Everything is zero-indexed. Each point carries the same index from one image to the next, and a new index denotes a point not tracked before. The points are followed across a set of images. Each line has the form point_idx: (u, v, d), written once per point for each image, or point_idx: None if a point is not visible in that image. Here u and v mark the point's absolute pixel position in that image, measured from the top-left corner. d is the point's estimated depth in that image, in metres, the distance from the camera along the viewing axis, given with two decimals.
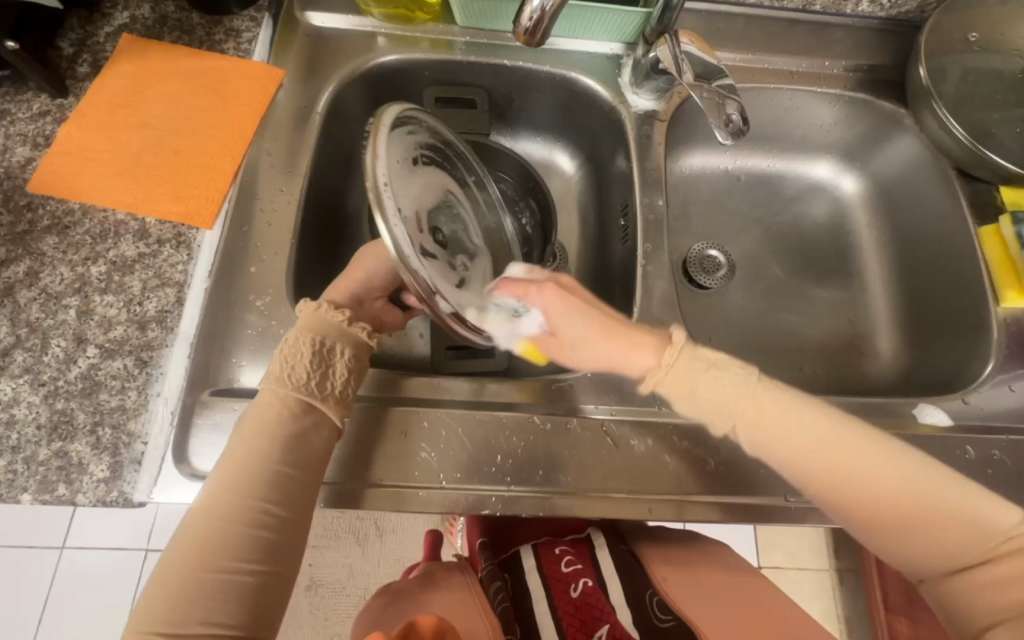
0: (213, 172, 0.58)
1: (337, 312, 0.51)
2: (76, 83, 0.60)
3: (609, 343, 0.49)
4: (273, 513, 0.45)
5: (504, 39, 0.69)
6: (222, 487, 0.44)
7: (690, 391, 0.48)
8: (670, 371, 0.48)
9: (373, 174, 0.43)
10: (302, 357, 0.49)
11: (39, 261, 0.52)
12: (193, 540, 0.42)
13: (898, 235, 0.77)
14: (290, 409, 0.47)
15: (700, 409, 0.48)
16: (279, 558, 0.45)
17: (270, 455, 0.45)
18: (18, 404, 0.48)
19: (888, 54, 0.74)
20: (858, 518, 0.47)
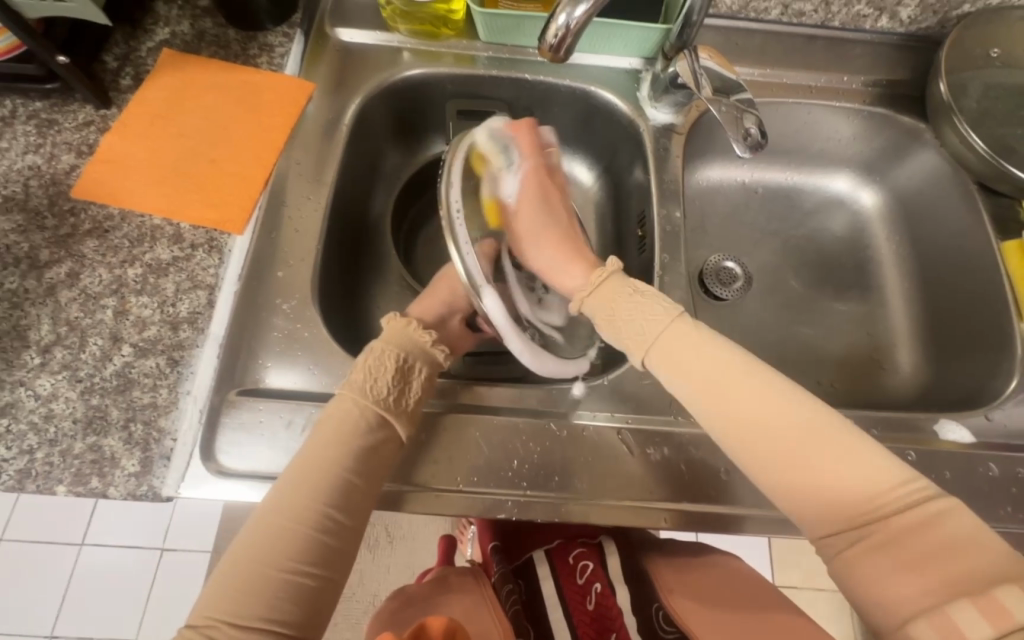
0: (245, 180, 0.60)
1: (422, 331, 0.55)
2: (118, 94, 0.63)
3: (556, 251, 0.63)
4: (335, 518, 0.46)
5: (526, 54, 0.71)
6: (293, 490, 0.46)
7: (621, 311, 0.53)
8: (598, 290, 0.55)
9: (448, 205, 0.58)
10: (385, 371, 0.51)
11: (80, 263, 0.55)
12: (262, 539, 0.44)
13: (918, 249, 0.77)
14: (367, 419, 0.49)
15: (616, 327, 0.53)
16: (335, 563, 0.45)
17: (342, 462, 0.47)
18: (57, 398, 0.50)
19: (908, 69, 0.75)
20: (748, 454, 0.46)
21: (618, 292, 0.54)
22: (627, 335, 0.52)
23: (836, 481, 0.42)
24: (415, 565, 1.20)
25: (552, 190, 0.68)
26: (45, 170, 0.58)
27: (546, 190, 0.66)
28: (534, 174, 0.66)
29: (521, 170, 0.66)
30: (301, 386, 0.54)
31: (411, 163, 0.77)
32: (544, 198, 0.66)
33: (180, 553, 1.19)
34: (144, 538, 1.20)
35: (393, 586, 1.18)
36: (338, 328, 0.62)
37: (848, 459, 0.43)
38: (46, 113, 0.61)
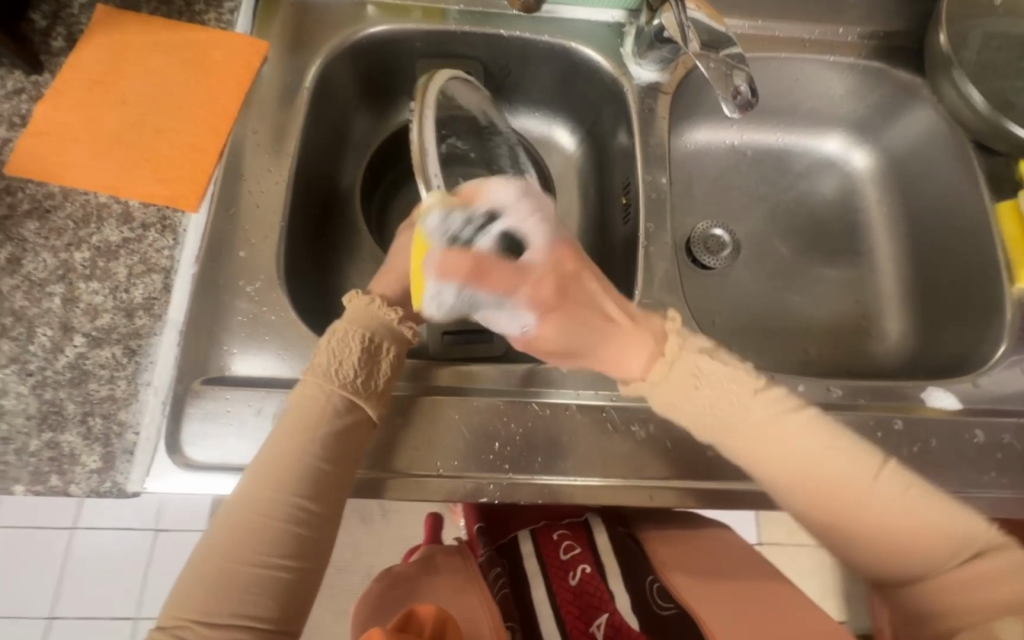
0: (196, 152, 0.55)
1: (387, 309, 0.52)
2: (51, 58, 0.57)
3: (606, 333, 0.48)
4: (306, 509, 0.45)
5: (500, 7, 0.66)
6: (258, 482, 0.44)
7: (700, 402, 0.47)
8: (666, 373, 0.48)
9: (423, 167, 0.52)
10: (351, 352, 0.49)
11: (21, 247, 0.51)
12: (232, 534, 0.43)
13: (911, 211, 0.74)
14: (334, 405, 0.47)
15: (692, 412, 0.47)
16: (312, 555, 0.45)
17: (309, 451, 0.45)
18: (7, 394, 0.47)
19: (906, 19, 0.70)
20: (847, 535, 0.45)
21: (691, 377, 0.47)
22: (712, 426, 0.47)
23: (924, 540, 0.44)
24: (407, 538, 1.21)
25: (572, 296, 0.48)
26: None
27: (560, 310, 0.47)
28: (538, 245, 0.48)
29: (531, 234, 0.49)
30: (271, 372, 0.52)
31: (381, 130, 0.71)
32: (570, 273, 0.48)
33: (171, 534, 1.19)
34: (134, 520, 1.19)
35: (387, 559, 1.20)
36: (308, 309, 0.59)
37: (921, 517, 0.44)
38: None
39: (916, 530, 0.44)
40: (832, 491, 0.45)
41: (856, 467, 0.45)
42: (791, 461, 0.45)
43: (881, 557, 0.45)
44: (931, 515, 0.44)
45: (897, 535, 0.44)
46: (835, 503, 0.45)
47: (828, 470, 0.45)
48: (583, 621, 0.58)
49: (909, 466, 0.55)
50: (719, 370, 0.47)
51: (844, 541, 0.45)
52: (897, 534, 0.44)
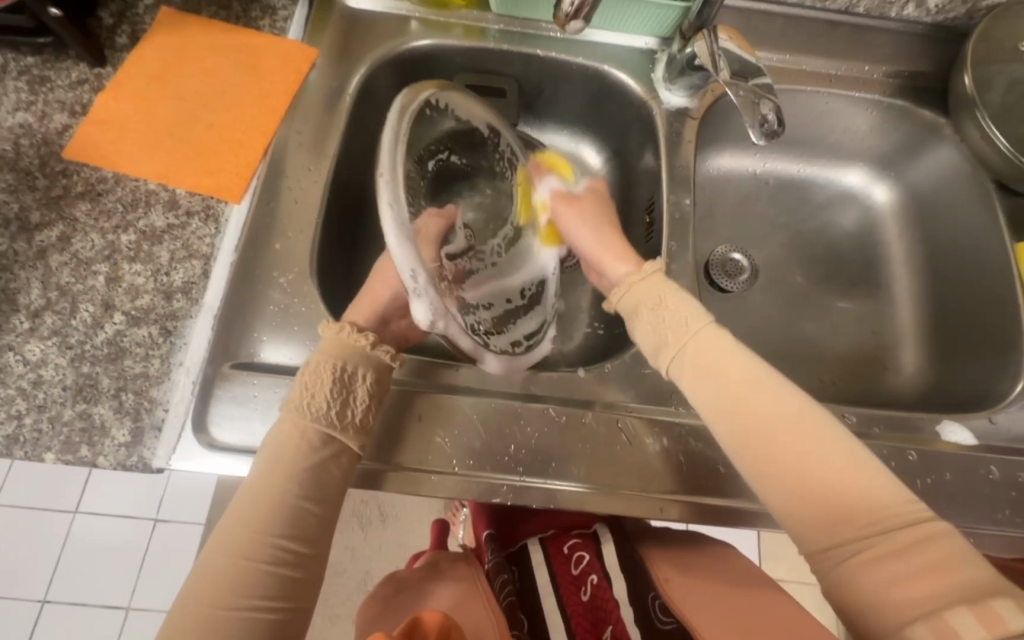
0: (243, 147, 0.58)
1: (358, 335, 0.50)
2: (114, 52, 0.61)
3: (605, 233, 0.62)
4: (287, 549, 0.45)
5: (538, 28, 0.69)
6: (239, 523, 0.45)
7: (654, 317, 0.52)
8: (633, 287, 0.55)
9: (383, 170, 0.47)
10: (324, 385, 0.48)
11: (71, 227, 0.53)
12: (214, 576, 0.43)
13: (930, 247, 0.75)
14: (310, 442, 0.47)
15: (650, 328, 0.52)
16: (296, 594, 0.45)
17: (289, 488, 0.46)
18: (46, 365, 0.49)
19: (932, 61, 0.72)
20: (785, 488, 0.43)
21: (653, 296, 0.54)
22: (654, 339, 0.52)
23: (862, 508, 0.42)
24: (407, 544, 1.21)
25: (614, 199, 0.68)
26: (36, 128, 0.56)
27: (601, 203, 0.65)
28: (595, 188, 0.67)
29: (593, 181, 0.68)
30: (297, 361, 0.53)
31: None
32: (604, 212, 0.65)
33: (173, 524, 1.20)
34: (137, 508, 1.20)
35: (385, 565, 1.19)
36: (335, 304, 0.61)
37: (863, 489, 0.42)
38: (38, 70, 0.58)
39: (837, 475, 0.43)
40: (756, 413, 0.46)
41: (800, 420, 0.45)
42: (719, 375, 0.48)
43: (792, 489, 0.43)
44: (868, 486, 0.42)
45: (816, 474, 0.43)
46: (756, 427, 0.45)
47: (759, 393, 0.46)
48: (592, 634, 0.59)
49: (923, 498, 0.55)
50: (683, 303, 0.52)
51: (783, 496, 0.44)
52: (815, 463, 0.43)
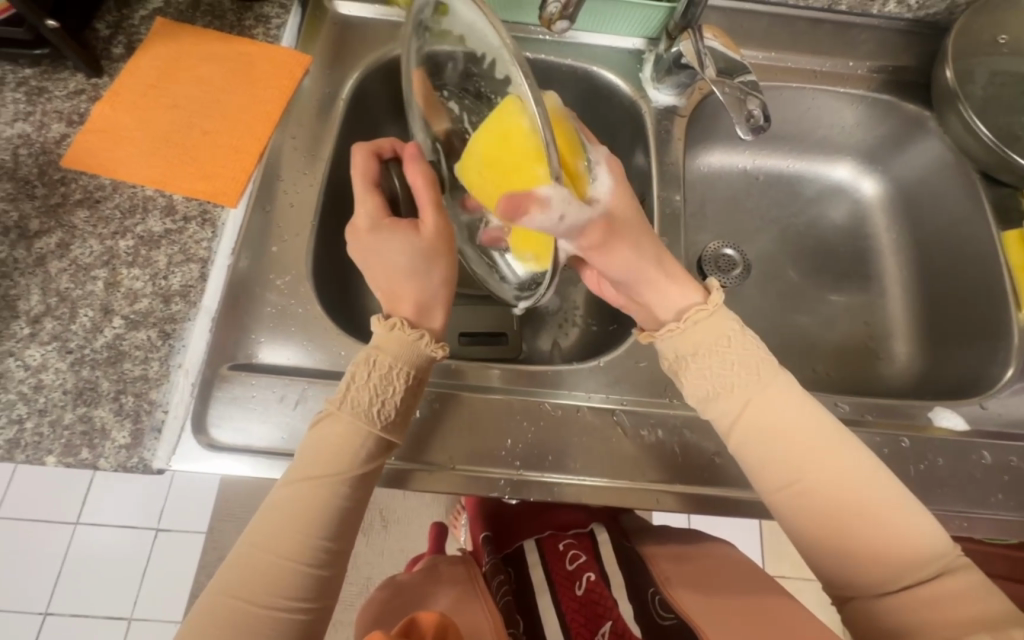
0: (238, 153, 0.59)
1: (434, 344, 0.49)
2: (110, 63, 0.62)
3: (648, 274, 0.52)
4: (330, 548, 0.45)
5: (527, 31, 0.70)
6: (287, 522, 0.44)
7: (715, 366, 0.49)
8: (683, 332, 0.51)
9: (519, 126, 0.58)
10: (395, 391, 0.48)
11: (70, 233, 0.54)
12: (252, 572, 0.43)
13: (920, 237, 0.76)
14: (369, 444, 0.47)
15: (709, 377, 0.49)
16: (328, 595, 0.45)
17: (340, 488, 0.46)
18: (47, 370, 0.49)
19: (915, 56, 0.74)
20: (838, 542, 0.44)
21: (720, 338, 0.50)
22: (709, 392, 0.49)
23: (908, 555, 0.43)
24: (408, 548, 1.21)
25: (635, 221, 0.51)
26: (34, 138, 0.57)
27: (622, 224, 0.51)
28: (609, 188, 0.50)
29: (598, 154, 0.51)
30: (295, 362, 0.54)
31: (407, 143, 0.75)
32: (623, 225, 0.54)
33: (173, 533, 1.20)
34: (140, 518, 1.20)
35: (387, 571, 1.19)
36: (333, 303, 0.61)
37: (910, 536, 0.44)
38: (36, 81, 0.59)
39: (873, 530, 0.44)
40: (805, 462, 0.46)
41: (852, 474, 0.45)
42: (782, 433, 0.47)
43: (845, 546, 0.44)
44: (914, 532, 0.44)
45: (872, 530, 0.44)
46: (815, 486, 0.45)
47: (821, 452, 0.46)
48: (588, 628, 0.56)
49: (916, 484, 0.55)
50: (739, 348, 0.50)
51: (834, 549, 0.45)
52: (853, 516, 0.44)
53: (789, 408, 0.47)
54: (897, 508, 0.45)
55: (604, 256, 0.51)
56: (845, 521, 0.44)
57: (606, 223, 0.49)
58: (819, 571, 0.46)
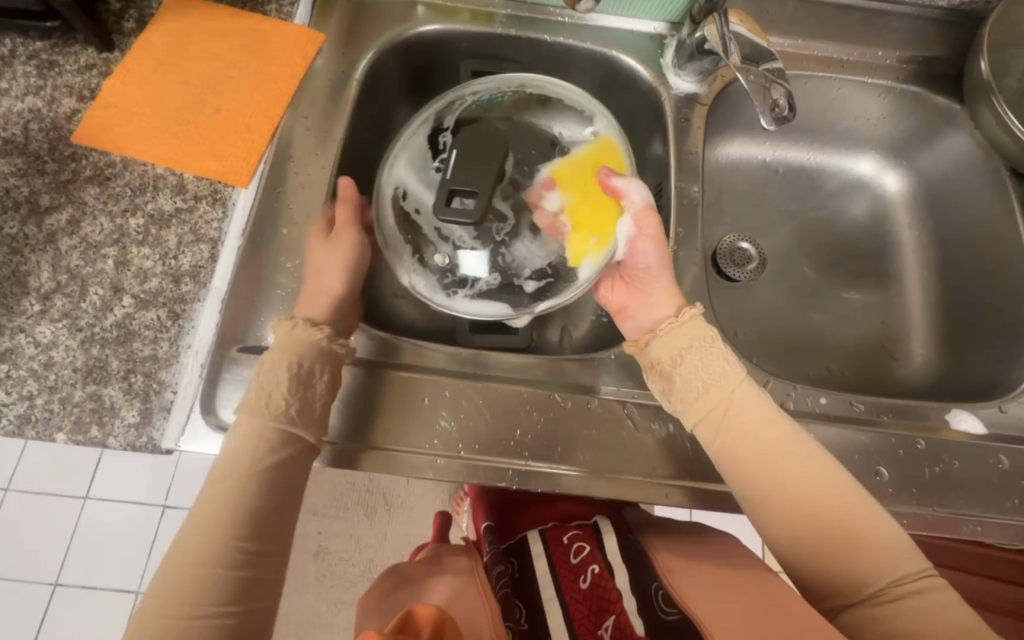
0: (250, 132, 0.58)
1: (312, 328, 0.49)
2: (122, 37, 0.61)
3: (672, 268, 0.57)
4: (247, 549, 0.44)
5: (546, 12, 0.68)
6: (201, 529, 0.44)
7: (689, 366, 0.51)
8: (671, 329, 0.53)
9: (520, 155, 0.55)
10: (280, 384, 0.47)
11: (81, 210, 0.53)
12: (171, 580, 0.43)
13: (944, 236, 0.74)
14: (269, 440, 0.46)
15: (684, 378, 0.51)
16: (258, 597, 0.45)
17: (246, 489, 0.45)
18: (57, 347, 0.49)
19: (947, 46, 0.71)
20: (812, 541, 0.46)
21: (693, 341, 0.52)
22: (686, 396, 0.51)
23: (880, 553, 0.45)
24: (411, 533, 1.22)
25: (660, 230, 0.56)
26: (46, 113, 0.56)
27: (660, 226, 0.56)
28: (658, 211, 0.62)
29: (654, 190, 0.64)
30: None
31: None
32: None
33: (180, 510, 1.21)
34: (147, 495, 1.22)
35: (389, 554, 1.20)
36: None
37: (880, 534, 0.46)
38: (47, 54, 0.59)
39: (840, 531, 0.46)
40: (775, 460, 0.48)
41: (820, 474, 0.47)
42: (751, 434, 0.49)
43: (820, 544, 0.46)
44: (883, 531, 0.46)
45: (843, 528, 0.46)
46: (786, 487, 0.47)
47: (789, 453, 0.48)
48: (591, 622, 0.55)
49: (931, 487, 0.54)
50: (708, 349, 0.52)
51: (808, 548, 0.46)
52: (821, 518, 0.46)
53: (758, 415, 0.49)
54: (862, 508, 0.47)
55: (648, 243, 0.55)
56: (817, 520, 0.46)
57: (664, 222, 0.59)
58: (798, 574, 0.47)
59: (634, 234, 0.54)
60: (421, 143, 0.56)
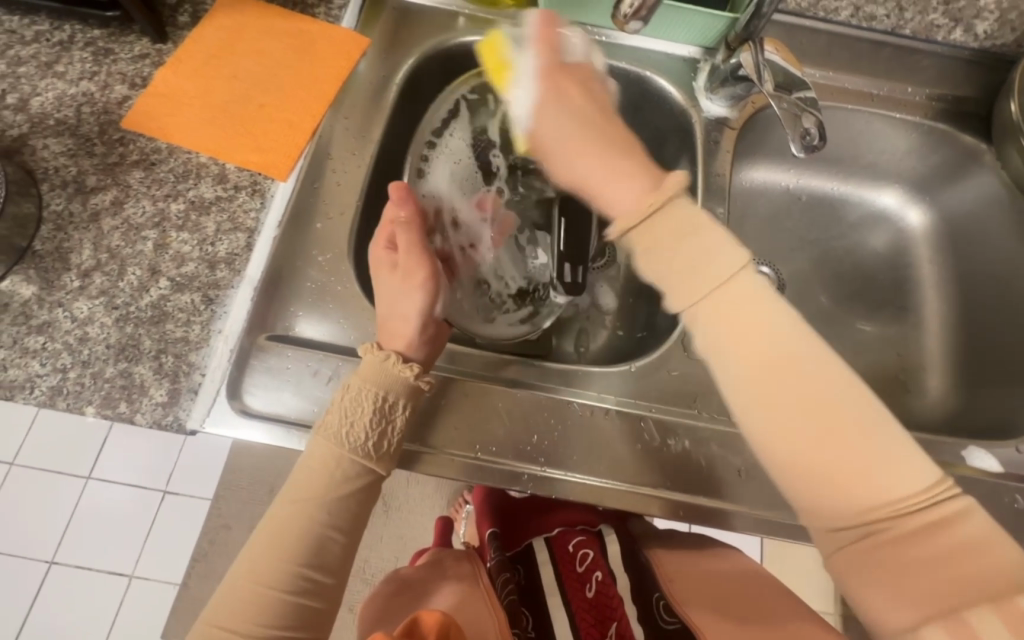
0: (292, 129, 0.60)
1: (401, 365, 0.49)
2: (176, 30, 0.63)
3: (572, 153, 0.49)
4: (312, 578, 0.46)
5: (584, 30, 0.70)
6: (267, 552, 0.45)
7: (668, 249, 0.43)
8: (648, 216, 0.44)
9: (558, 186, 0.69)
10: (363, 414, 0.47)
11: (125, 192, 0.55)
12: (237, 601, 0.44)
13: (966, 272, 0.75)
14: (345, 469, 0.47)
15: (655, 267, 0.43)
16: (316, 624, 0.46)
17: (319, 518, 0.47)
18: (93, 323, 0.50)
19: (977, 86, 0.72)
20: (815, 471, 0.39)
21: (680, 227, 0.43)
22: (674, 283, 0.43)
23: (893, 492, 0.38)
24: (409, 534, 1.22)
25: (573, 86, 0.51)
26: (98, 98, 0.58)
27: (564, 88, 0.51)
28: (556, 64, 0.52)
29: (536, 35, 0.53)
30: (328, 338, 0.54)
31: None
32: (602, 79, 0.54)
33: (181, 496, 1.22)
34: (150, 478, 1.23)
35: (385, 553, 1.20)
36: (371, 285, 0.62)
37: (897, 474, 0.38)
38: (103, 42, 0.61)
39: (845, 468, 0.38)
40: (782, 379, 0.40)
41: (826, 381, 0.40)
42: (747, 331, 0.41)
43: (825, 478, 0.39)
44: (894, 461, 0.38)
45: (846, 455, 0.39)
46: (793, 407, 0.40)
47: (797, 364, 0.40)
48: (598, 629, 0.55)
49: None
50: (703, 228, 0.43)
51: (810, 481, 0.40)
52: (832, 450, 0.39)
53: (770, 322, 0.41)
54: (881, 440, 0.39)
55: (553, 117, 0.50)
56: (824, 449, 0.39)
57: (537, 105, 0.51)
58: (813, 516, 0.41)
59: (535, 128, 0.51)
60: (468, 160, 0.68)
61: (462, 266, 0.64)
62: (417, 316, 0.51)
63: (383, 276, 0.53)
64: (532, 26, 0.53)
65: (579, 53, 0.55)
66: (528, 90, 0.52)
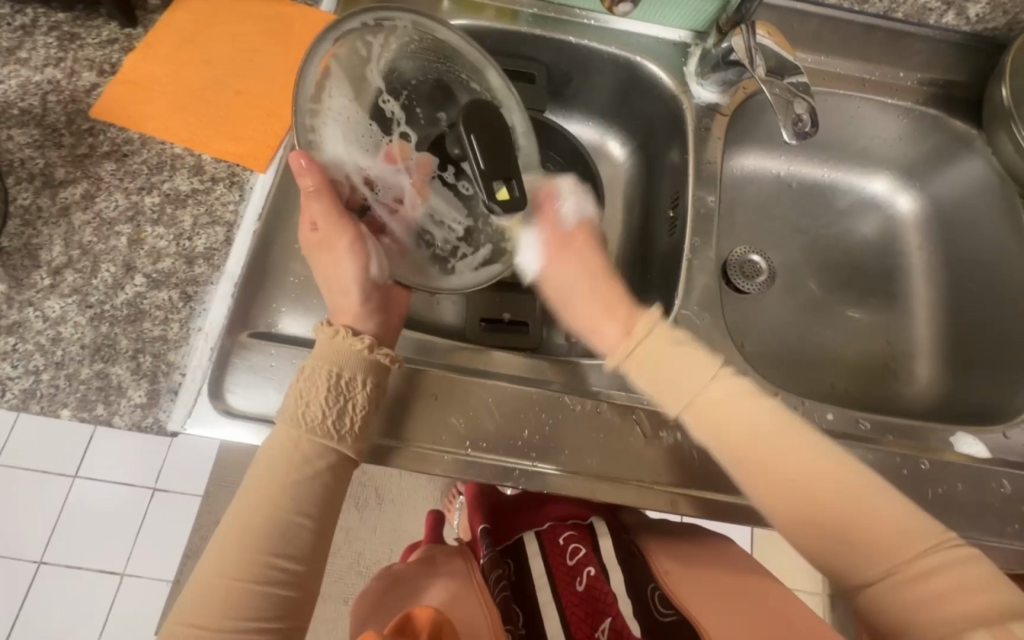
0: (271, 117, 0.58)
1: (353, 339, 0.48)
2: (146, 14, 0.60)
3: (575, 312, 0.58)
4: (283, 567, 0.45)
5: (572, 14, 0.68)
6: (236, 543, 0.45)
7: (653, 368, 0.49)
8: (640, 347, 0.50)
9: (488, 85, 0.54)
10: (318, 393, 0.47)
11: (96, 185, 0.53)
12: (207, 594, 0.44)
13: (955, 259, 0.75)
14: (306, 452, 0.47)
15: (661, 387, 0.49)
16: (292, 613, 0.46)
17: (285, 506, 0.46)
18: (66, 322, 0.49)
19: (968, 71, 0.71)
20: (834, 539, 0.44)
21: (664, 349, 0.49)
22: (670, 394, 0.49)
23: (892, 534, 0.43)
24: (402, 526, 1.22)
25: (579, 240, 0.60)
26: (64, 85, 0.56)
27: (574, 256, 0.59)
28: (555, 223, 0.59)
29: (540, 197, 0.57)
30: (306, 334, 0.52)
31: None
32: (596, 231, 0.61)
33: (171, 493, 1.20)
34: None
35: (379, 545, 1.20)
36: None
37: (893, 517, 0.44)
38: (68, 26, 0.58)
39: (853, 519, 0.43)
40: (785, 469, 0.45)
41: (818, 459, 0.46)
42: (745, 434, 0.47)
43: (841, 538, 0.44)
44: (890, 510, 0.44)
45: (854, 517, 0.44)
46: (800, 494, 0.45)
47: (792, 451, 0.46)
48: (589, 624, 0.55)
49: (934, 509, 0.55)
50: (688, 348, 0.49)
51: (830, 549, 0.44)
52: (840, 511, 0.44)
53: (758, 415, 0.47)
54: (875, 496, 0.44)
55: (565, 263, 0.59)
56: (835, 519, 0.44)
57: (550, 264, 0.59)
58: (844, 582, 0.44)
59: (545, 257, 0.59)
60: (358, 114, 0.50)
61: (395, 226, 0.52)
62: (356, 288, 0.50)
63: (314, 253, 0.51)
64: (539, 188, 0.57)
65: (574, 205, 0.60)
66: (535, 251, 0.58)
